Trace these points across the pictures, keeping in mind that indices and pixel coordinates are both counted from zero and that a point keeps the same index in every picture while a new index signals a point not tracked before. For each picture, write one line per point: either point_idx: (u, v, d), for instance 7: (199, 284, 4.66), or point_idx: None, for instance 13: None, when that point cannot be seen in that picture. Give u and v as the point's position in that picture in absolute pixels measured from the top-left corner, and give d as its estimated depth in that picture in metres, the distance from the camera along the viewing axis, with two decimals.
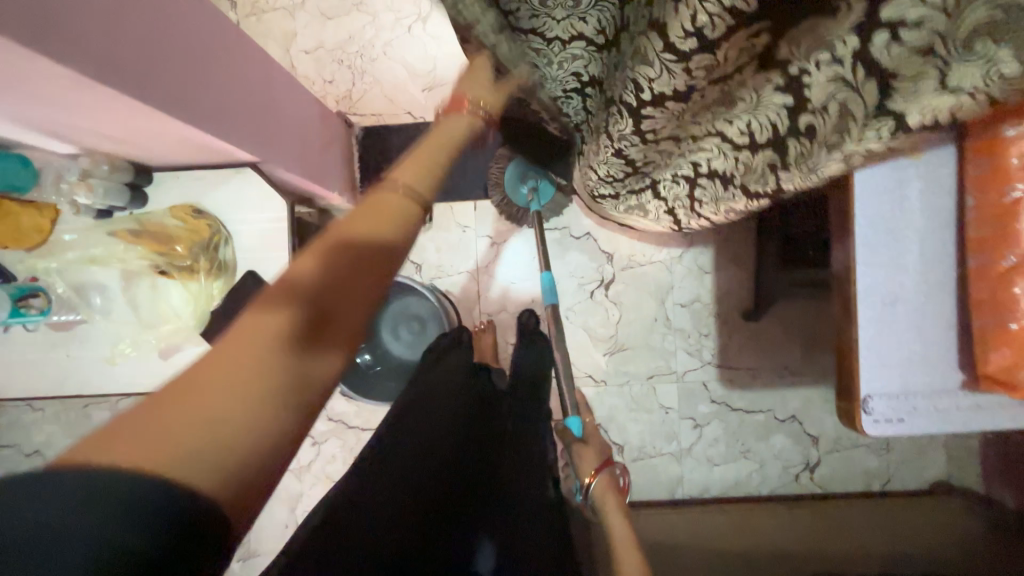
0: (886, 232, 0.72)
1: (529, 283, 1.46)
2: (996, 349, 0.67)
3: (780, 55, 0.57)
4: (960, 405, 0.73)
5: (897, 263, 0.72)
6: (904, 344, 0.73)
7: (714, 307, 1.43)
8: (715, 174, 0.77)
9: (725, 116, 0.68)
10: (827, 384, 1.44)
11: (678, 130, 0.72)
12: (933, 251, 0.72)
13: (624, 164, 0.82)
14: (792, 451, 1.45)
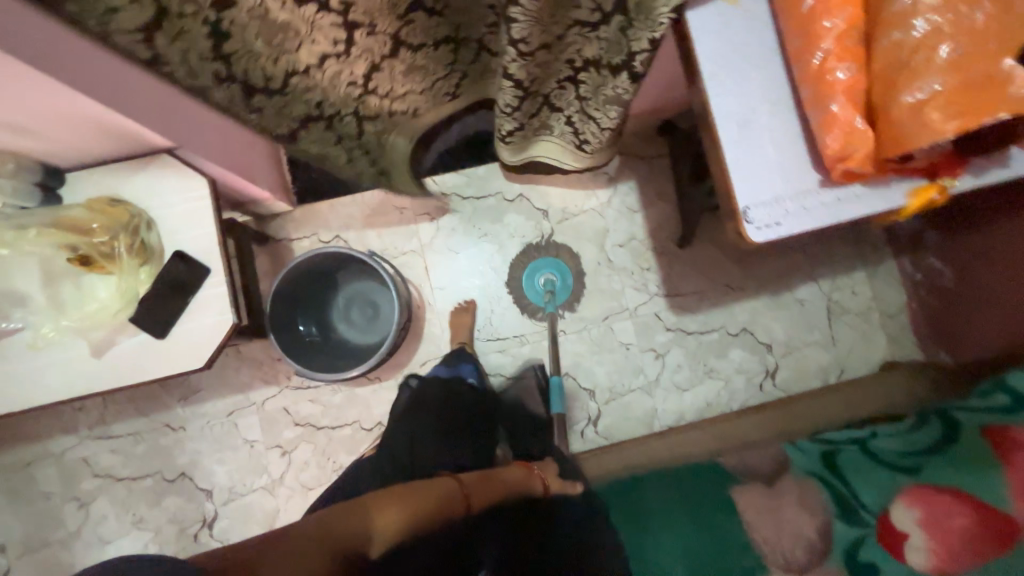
0: (725, 59, 0.74)
1: (474, 252, 1.51)
2: (834, 132, 0.66)
3: None
4: (837, 198, 0.70)
5: (740, 85, 0.73)
6: (761, 155, 0.72)
7: (649, 241, 1.52)
8: (589, 60, 0.90)
9: (575, 7, 0.79)
10: (767, 293, 1.53)
11: (548, 34, 0.83)
12: (769, 73, 0.73)
13: (515, 85, 0.92)
14: (751, 362, 1.51)
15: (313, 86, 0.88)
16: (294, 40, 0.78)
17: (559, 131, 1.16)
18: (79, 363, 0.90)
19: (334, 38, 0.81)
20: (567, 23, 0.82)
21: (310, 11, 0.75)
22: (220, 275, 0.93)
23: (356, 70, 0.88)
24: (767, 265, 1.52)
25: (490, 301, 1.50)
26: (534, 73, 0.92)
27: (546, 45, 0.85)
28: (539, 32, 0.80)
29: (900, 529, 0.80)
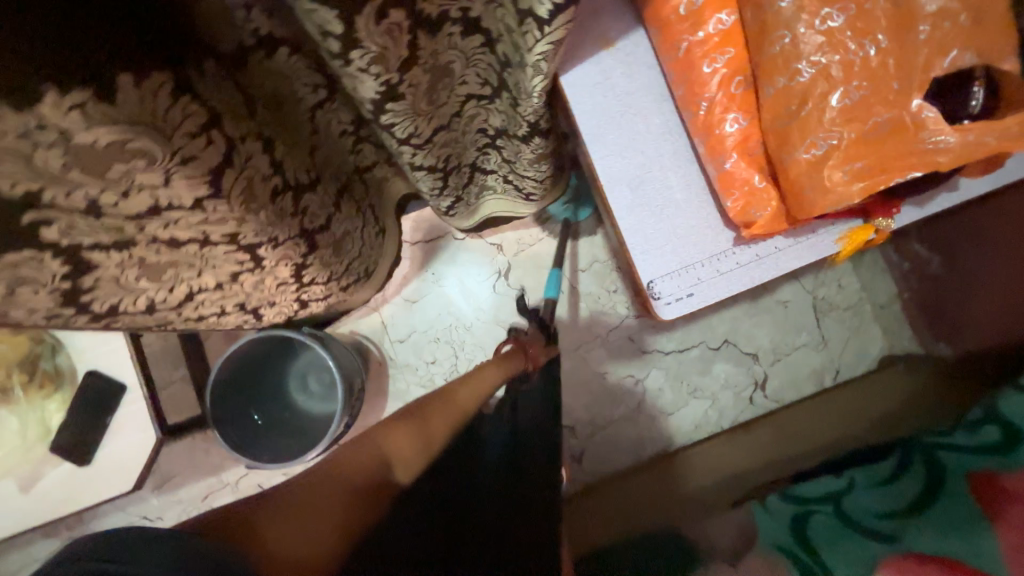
0: (616, 116, 0.83)
1: (430, 298, 1.44)
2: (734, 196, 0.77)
3: (442, 27, 0.65)
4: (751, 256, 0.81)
5: (626, 142, 0.83)
6: (668, 212, 0.83)
7: (612, 261, 1.44)
8: (500, 127, 0.90)
9: (464, 85, 0.78)
10: (745, 298, 1.43)
11: (440, 120, 0.80)
12: (660, 118, 0.83)
13: (432, 165, 0.87)
14: (737, 375, 1.42)
15: (232, 295, 0.81)
16: (192, 270, 0.72)
17: (501, 188, 1.12)
18: (5, 502, 0.87)
19: (238, 259, 0.72)
20: (459, 98, 0.80)
21: (198, 249, 0.68)
22: (136, 391, 0.89)
23: (273, 273, 0.80)
24: None
25: (454, 346, 1.43)
26: (445, 154, 0.87)
27: (447, 129, 0.83)
28: (427, 126, 0.77)
29: None
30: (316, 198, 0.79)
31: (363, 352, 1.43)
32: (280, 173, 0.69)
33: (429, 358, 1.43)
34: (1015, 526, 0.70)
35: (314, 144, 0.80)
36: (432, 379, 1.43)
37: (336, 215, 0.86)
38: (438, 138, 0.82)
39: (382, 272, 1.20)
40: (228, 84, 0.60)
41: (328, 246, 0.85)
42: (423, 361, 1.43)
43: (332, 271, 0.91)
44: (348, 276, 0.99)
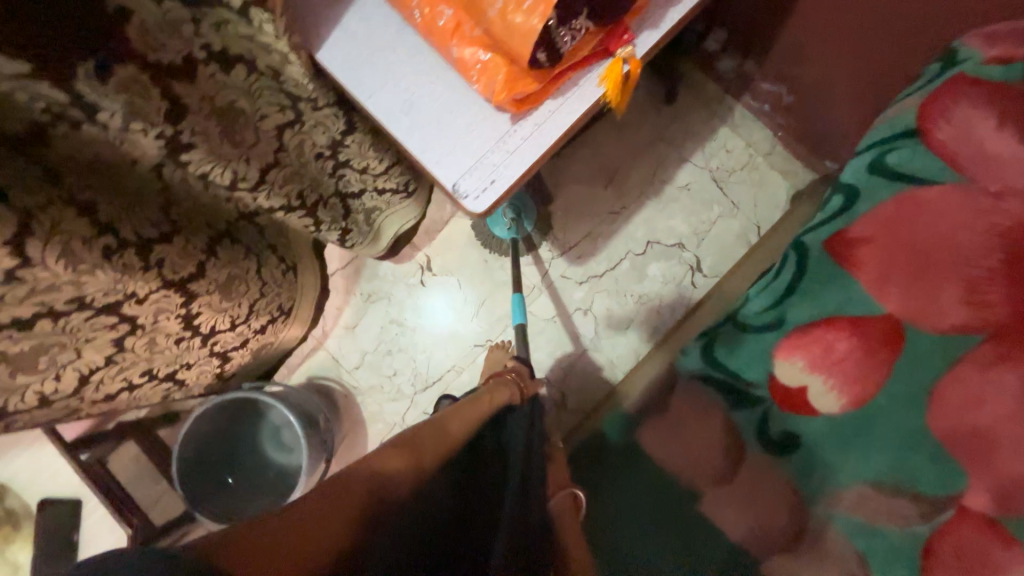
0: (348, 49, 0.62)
1: (368, 317, 1.47)
2: (475, 74, 0.57)
3: (198, 61, 0.58)
4: (535, 123, 0.61)
5: (373, 72, 0.62)
6: (458, 122, 0.61)
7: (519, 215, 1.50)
8: (342, 143, 0.81)
9: (268, 120, 0.70)
10: (650, 197, 1.49)
11: (265, 157, 0.73)
12: (371, 29, 0.62)
13: (285, 203, 0.80)
14: (671, 268, 1.46)
15: (128, 366, 0.76)
16: (69, 351, 0.66)
17: (389, 201, 1.00)
18: None
19: (107, 324, 0.67)
20: (269, 129, 0.71)
21: (53, 324, 0.61)
22: (91, 499, 0.90)
23: (161, 330, 0.76)
24: (635, 174, 1.48)
25: (407, 351, 1.46)
26: (294, 190, 0.81)
27: (279, 166, 0.76)
28: (252, 166, 0.71)
29: (796, 387, 0.66)
30: (175, 248, 0.69)
31: (328, 393, 1.45)
32: (111, 230, 0.59)
33: (390, 372, 1.45)
34: (867, 265, 0.66)
35: (174, 198, 0.69)
36: (400, 389, 1.45)
37: (212, 262, 0.77)
38: (270, 177, 0.75)
39: (309, 307, 1.14)
40: (17, 160, 0.51)
41: (216, 294, 0.80)
42: (385, 377, 1.45)
43: (230, 312, 0.86)
44: (263, 318, 0.97)
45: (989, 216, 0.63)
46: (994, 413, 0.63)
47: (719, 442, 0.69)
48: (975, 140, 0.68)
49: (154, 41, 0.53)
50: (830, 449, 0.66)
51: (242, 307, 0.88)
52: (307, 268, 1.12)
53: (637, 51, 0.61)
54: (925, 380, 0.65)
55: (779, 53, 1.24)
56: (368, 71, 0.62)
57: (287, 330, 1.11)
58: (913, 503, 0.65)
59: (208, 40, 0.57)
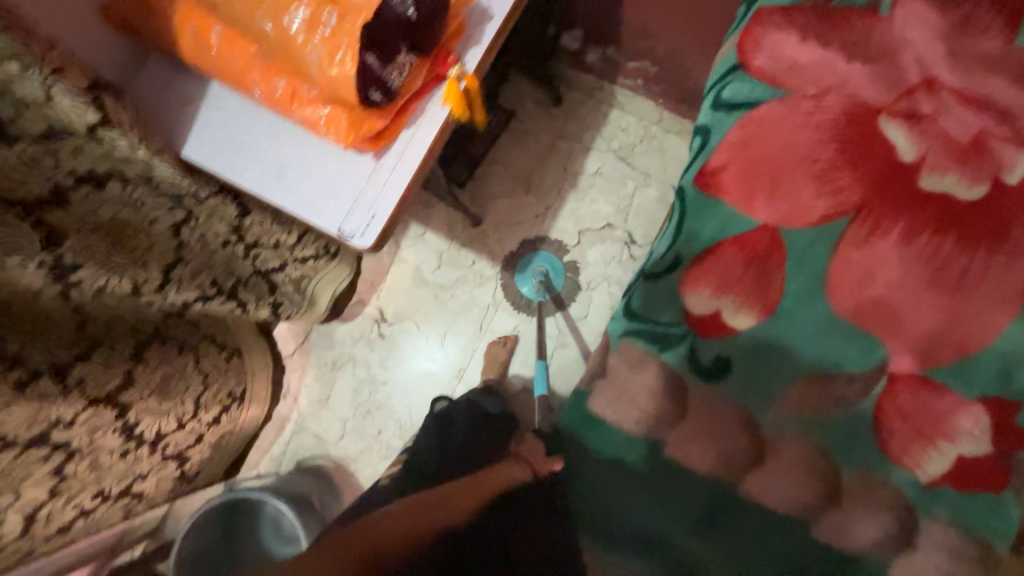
0: (206, 140, 0.66)
1: (339, 384, 1.47)
2: (322, 127, 0.61)
3: (66, 186, 0.61)
4: (397, 154, 0.66)
5: (237, 153, 0.66)
6: (327, 173, 0.65)
7: (454, 244, 1.54)
8: (244, 225, 0.86)
9: (160, 223, 0.74)
10: (568, 191, 1.56)
11: (166, 256, 0.77)
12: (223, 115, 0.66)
13: (198, 293, 0.84)
14: (608, 249, 1.53)
15: (74, 491, 0.81)
16: (7, 496, 0.70)
17: (317, 266, 1.04)
18: None
19: (40, 456, 0.72)
20: (162, 229, 0.75)
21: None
22: None
23: (102, 449, 0.82)
24: (547, 174, 1.56)
25: (386, 406, 1.46)
26: (206, 279, 0.85)
27: (184, 261, 0.80)
28: (154, 265, 0.75)
29: (710, 314, 0.71)
30: (94, 365, 0.77)
31: (320, 471, 1.42)
32: (19, 365, 0.66)
33: (375, 432, 1.45)
34: (731, 188, 0.72)
35: (86, 317, 0.75)
36: (390, 445, 1.44)
37: (140, 368, 0.85)
38: (175, 273, 0.78)
39: (265, 387, 1.23)
40: None
41: (150, 397, 0.87)
42: (371, 438, 1.44)
43: (174, 411, 0.93)
44: (213, 410, 1.06)
45: (814, 117, 0.72)
46: (883, 281, 0.70)
47: (661, 388, 0.72)
48: (787, 59, 0.77)
49: (15, 180, 0.56)
50: (759, 360, 0.70)
51: (187, 402, 0.97)
52: (256, 355, 1.20)
53: (467, 66, 0.68)
54: (817, 272, 0.70)
55: (629, 39, 1.33)
56: (231, 154, 0.66)
57: (243, 417, 1.18)
58: (847, 384, 0.69)
59: (70, 166, 0.61)
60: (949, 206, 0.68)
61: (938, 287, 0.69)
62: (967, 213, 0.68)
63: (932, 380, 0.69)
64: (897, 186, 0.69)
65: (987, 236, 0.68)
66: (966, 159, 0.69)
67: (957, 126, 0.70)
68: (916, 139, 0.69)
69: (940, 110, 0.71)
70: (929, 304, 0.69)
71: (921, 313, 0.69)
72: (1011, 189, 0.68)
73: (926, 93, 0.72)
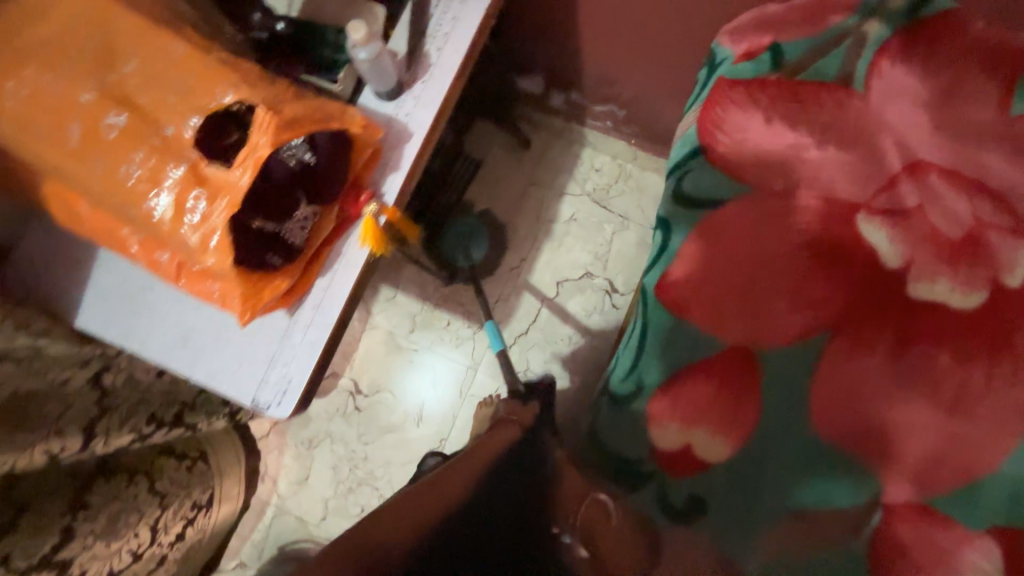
0: (100, 307, 0.59)
1: (317, 462, 1.41)
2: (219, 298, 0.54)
3: None
4: (313, 306, 0.59)
5: (135, 319, 0.59)
6: (235, 336, 0.58)
7: (427, 304, 1.46)
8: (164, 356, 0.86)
9: (72, 379, 0.69)
10: (543, 238, 1.47)
11: (88, 411, 0.69)
12: (115, 278, 0.58)
13: (134, 437, 0.76)
14: (589, 298, 1.44)
15: None
16: None
17: None
18: None
19: None
20: (77, 386, 0.69)
21: None
22: None
23: None
24: (520, 223, 1.47)
25: (367, 482, 1.39)
26: (141, 418, 0.78)
27: (111, 410, 0.73)
28: (73, 428, 0.66)
29: (679, 450, 0.63)
30: (20, 537, 0.69)
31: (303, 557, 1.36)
32: None
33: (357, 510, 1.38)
34: (696, 303, 0.65)
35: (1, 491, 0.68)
36: None
37: (80, 518, 0.78)
38: (101, 427, 0.70)
39: (236, 481, 1.21)
40: None
41: (95, 543, 0.80)
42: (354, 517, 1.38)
43: (125, 546, 0.87)
44: (174, 528, 1.01)
45: (784, 220, 0.64)
46: (874, 401, 0.61)
47: (632, 537, 0.62)
48: (750, 146, 0.68)
49: None
50: (738, 501, 0.62)
51: (142, 532, 0.90)
52: (221, 449, 1.19)
53: (386, 199, 0.60)
54: (798, 394, 0.62)
55: (591, 85, 1.25)
56: (128, 321, 0.59)
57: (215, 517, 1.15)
58: (839, 523, 0.61)
59: None
60: (941, 316, 0.60)
61: (936, 405, 0.60)
62: (962, 323, 0.60)
63: (933, 510, 0.60)
64: (880, 295, 0.61)
65: (986, 348, 0.60)
66: (956, 260, 0.61)
67: (946, 220, 0.62)
68: (899, 242, 0.62)
69: (926, 201, 0.63)
70: (929, 425, 0.61)
71: (920, 437, 0.61)
72: (1011, 291, 0.60)
73: (909, 181, 0.64)
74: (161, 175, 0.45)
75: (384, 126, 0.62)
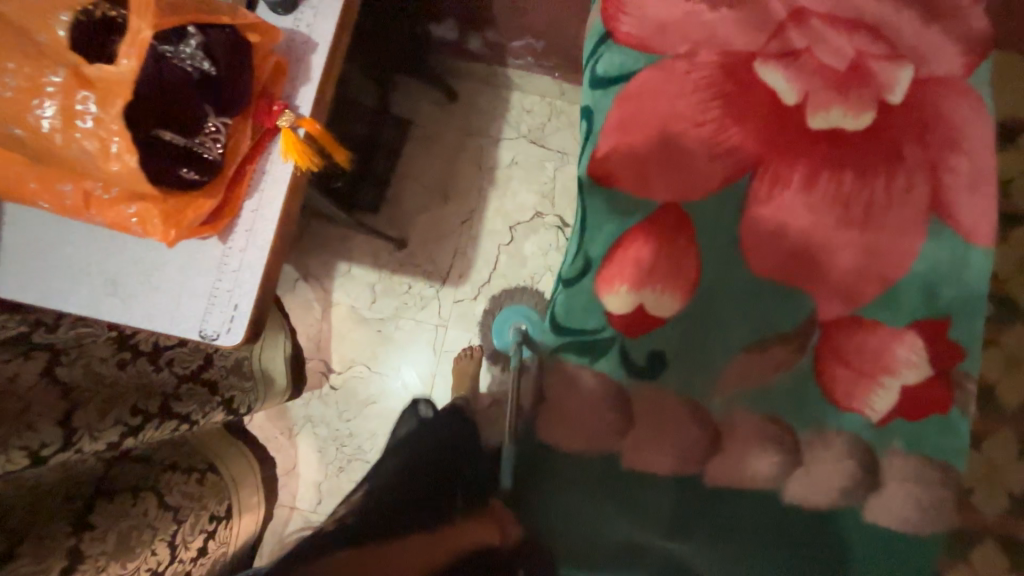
0: (14, 268, 0.55)
1: (301, 447, 1.37)
2: (136, 230, 0.51)
3: None
4: (246, 230, 0.57)
5: (57, 275, 0.55)
6: (173, 272, 0.56)
7: (385, 272, 1.44)
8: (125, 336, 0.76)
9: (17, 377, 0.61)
10: (488, 185, 1.46)
11: (55, 409, 0.62)
12: (34, 235, 0.55)
13: (123, 430, 0.69)
14: (544, 238, 1.46)
15: None
16: None
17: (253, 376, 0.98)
18: None
19: None
20: (31, 382, 0.62)
21: None
22: None
23: None
24: (462, 176, 1.46)
25: (358, 457, 1.36)
26: (123, 409, 0.70)
27: (81, 402, 0.65)
28: (47, 421, 0.61)
29: (633, 310, 0.67)
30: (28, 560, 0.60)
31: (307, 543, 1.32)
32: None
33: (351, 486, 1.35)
34: (626, 173, 0.68)
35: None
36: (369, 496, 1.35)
37: (87, 539, 0.66)
38: (78, 421, 0.64)
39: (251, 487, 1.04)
40: None
41: (109, 564, 0.67)
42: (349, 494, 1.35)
43: (144, 566, 0.71)
44: (195, 542, 0.82)
45: (692, 79, 0.67)
46: (795, 233, 0.67)
47: (601, 398, 0.67)
48: (651, 20, 0.71)
49: None
50: (694, 347, 0.67)
51: (161, 548, 0.74)
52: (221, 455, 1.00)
53: (302, 110, 0.59)
54: (732, 241, 0.67)
55: (504, 19, 1.23)
56: (49, 278, 0.55)
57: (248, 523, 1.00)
58: (783, 349, 0.67)
59: None
60: (840, 141, 0.66)
61: (849, 223, 0.67)
62: (859, 144, 0.66)
63: (861, 320, 0.67)
64: (788, 133, 0.66)
65: (883, 164, 0.66)
66: (847, 88, 0.66)
67: (833, 55, 0.67)
68: (798, 82, 0.67)
69: (812, 42, 0.68)
70: (849, 243, 0.67)
71: (839, 259, 0.67)
72: (893, 108, 0.66)
73: (795, 27, 0.68)
74: (39, 80, 0.44)
75: (286, 37, 0.60)
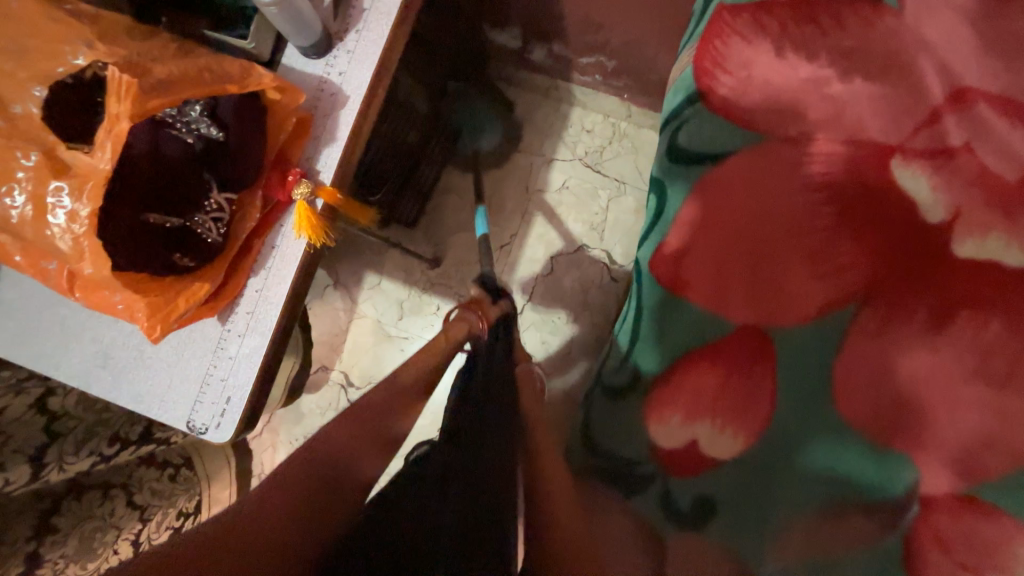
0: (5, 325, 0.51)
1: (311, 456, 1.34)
2: (121, 317, 0.45)
3: None
4: (247, 312, 0.50)
5: (49, 339, 0.51)
6: (164, 350, 0.51)
7: (414, 289, 1.36)
8: None
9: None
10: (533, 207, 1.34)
11: (32, 440, 0.64)
12: (31, 293, 0.51)
13: (95, 459, 0.68)
14: (586, 272, 1.32)
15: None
16: None
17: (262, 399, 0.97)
18: None
19: None
20: (18, 413, 0.64)
21: None
22: None
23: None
24: (505, 195, 1.34)
25: None
26: (102, 439, 0.70)
27: (62, 432, 0.67)
28: (18, 458, 0.62)
29: (684, 447, 0.56)
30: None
31: None
32: None
33: None
34: (695, 281, 0.56)
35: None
36: None
37: (48, 543, 0.64)
38: (50, 453, 0.64)
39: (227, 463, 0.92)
40: None
41: (68, 568, 0.64)
42: None
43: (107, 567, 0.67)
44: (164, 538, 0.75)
45: (800, 173, 0.53)
46: (908, 382, 0.52)
47: (631, 542, 0.57)
48: (759, 85, 0.55)
49: None
50: (753, 501, 0.55)
51: (124, 550, 0.69)
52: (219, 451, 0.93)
53: (322, 177, 0.50)
54: (822, 380, 0.54)
55: (573, 30, 1.09)
56: (40, 341, 0.51)
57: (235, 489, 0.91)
58: (867, 519, 0.54)
59: None
60: (989, 275, 0.51)
61: (985, 381, 0.51)
62: (1016, 284, 0.51)
63: (979, 500, 0.52)
64: (916, 258, 0.52)
65: None
66: (1013, 207, 0.51)
67: (1000, 158, 0.51)
68: (942, 190, 0.52)
69: (974, 137, 0.52)
70: (979, 407, 0.52)
71: (961, 423, 0.52)
72: None
73: (953, 114, 0.52)
74: (12, 163, 0.40)
75: (314, 89, 0.51)
